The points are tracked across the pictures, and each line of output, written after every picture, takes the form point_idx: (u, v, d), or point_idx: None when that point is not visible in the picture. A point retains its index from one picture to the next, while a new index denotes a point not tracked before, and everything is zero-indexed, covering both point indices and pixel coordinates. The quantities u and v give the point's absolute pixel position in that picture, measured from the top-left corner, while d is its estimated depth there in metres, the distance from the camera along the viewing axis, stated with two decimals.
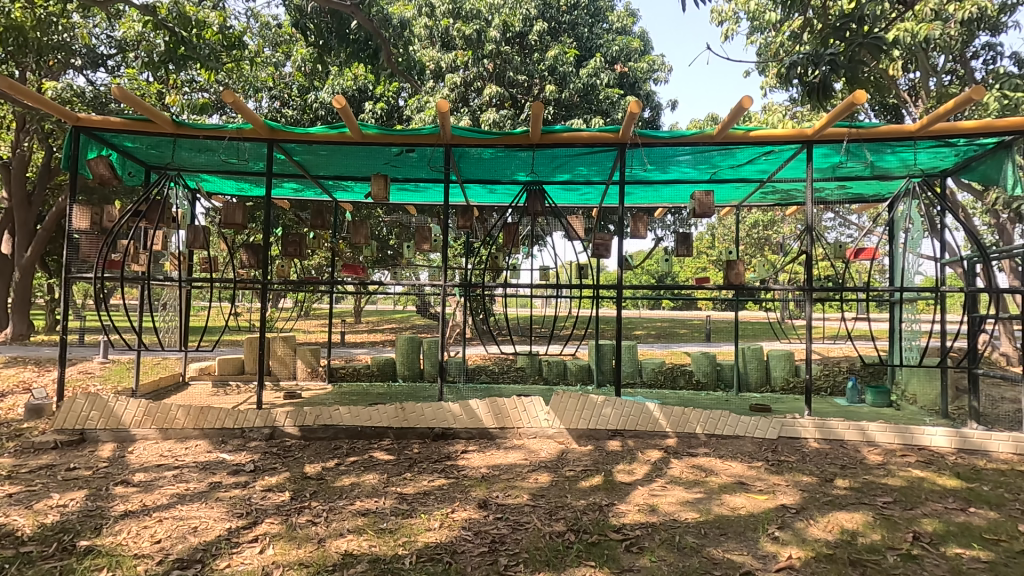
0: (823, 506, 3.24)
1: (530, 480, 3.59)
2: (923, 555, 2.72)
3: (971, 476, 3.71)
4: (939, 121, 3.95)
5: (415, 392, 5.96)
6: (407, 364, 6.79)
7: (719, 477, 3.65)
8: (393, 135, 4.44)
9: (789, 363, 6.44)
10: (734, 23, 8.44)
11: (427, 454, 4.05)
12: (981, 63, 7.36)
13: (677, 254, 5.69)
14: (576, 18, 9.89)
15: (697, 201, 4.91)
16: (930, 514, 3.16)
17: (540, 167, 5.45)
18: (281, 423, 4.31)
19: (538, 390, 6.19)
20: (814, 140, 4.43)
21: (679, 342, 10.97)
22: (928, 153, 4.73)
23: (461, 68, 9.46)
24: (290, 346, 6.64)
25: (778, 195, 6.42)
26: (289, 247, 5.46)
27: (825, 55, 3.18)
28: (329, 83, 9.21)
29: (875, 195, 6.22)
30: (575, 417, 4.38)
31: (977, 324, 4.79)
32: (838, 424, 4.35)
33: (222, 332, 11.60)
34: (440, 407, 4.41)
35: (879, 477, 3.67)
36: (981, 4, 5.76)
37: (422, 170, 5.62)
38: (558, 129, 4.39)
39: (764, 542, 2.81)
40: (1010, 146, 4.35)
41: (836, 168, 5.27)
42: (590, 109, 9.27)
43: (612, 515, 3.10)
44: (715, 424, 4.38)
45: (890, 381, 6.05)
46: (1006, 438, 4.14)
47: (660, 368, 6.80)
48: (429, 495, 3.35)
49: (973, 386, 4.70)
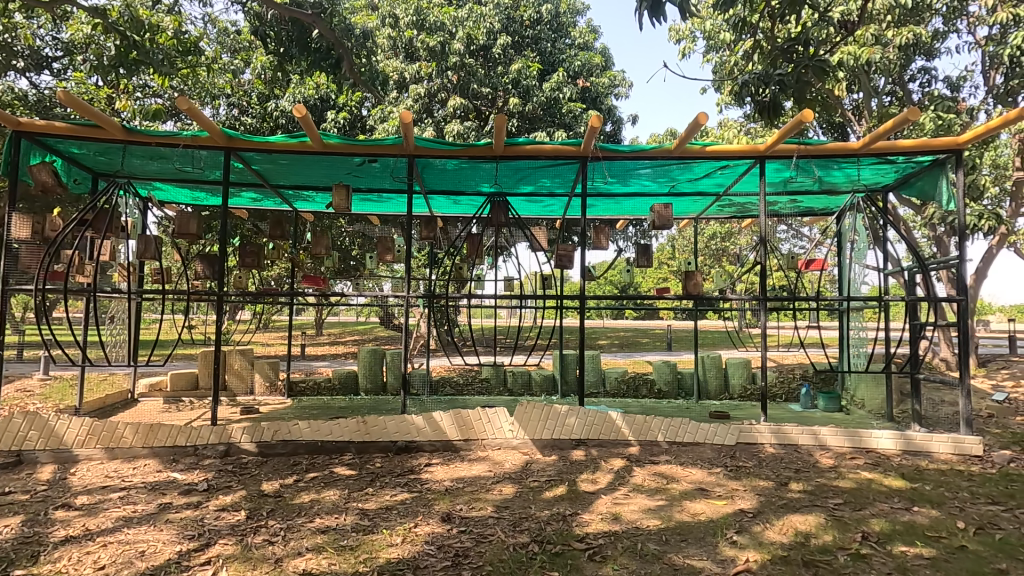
0: (778, 509, 3.34)
1: (494, 492, 3.58)
2: (871, 554, 2.83)
3: (915, 476, 3.89)
4: (880, 140, 4.17)
5: (377, 405, 5.82)
6: (369, 377, 6.67)
7: (680, 484, 3.71)
8: (355, 145, 4.40)
9: (746, 371, 6.59)
10: (691, 42, 8.70)
11: (390, 468, 3.99)
12: (919, 86, 7.80)
13: (638, 265, 5.79)
14: (539, 33, 10.08)
15: (656, 214, 5.02)
16: (878, 513, 3.29)
17: (503, 179, 5.49)
18: (237, 440, 4.18)
19: (502, 401, 6.13)
20: (766, 156, 4.63)
21: (643, 351, 11.16)
22: (871, 170, 4.98)
23: (425, 79, 9.43)
24: (248, 360, 6.43)
25: (734, 208, 6.64)
26: (247, 258, 5.31)
27: (773, 76, 3.30)
28: (289, 91, 9.03)
29: (824, 209, 6.51)
30: (539, 427, 4.42)
31: (917, 331, 4.98)
32: (792, 429, 4.50)
33: (174, 346, 11.12)
34: (403, 420, 4.36)
35: (831, 480, 3.81)
36: (916, 31, 6.15)
37: (385, 180, 5.57)
38: (521, 141, 4.44)
39: (723, 547, 2.88)
40: (943, 164, 4.63)
41: (788, 183, 5.49)
42: (553, 122, 9.42)
43: (576, 525, 3.11)
44: (675, 431, 4.49)
45: (840, 387, 6.25)
46: (945, 439, 4.36)
47: (623, 377, 6.85)
48: (392, 510, 3.30)
49: (916, 390, 4.93)
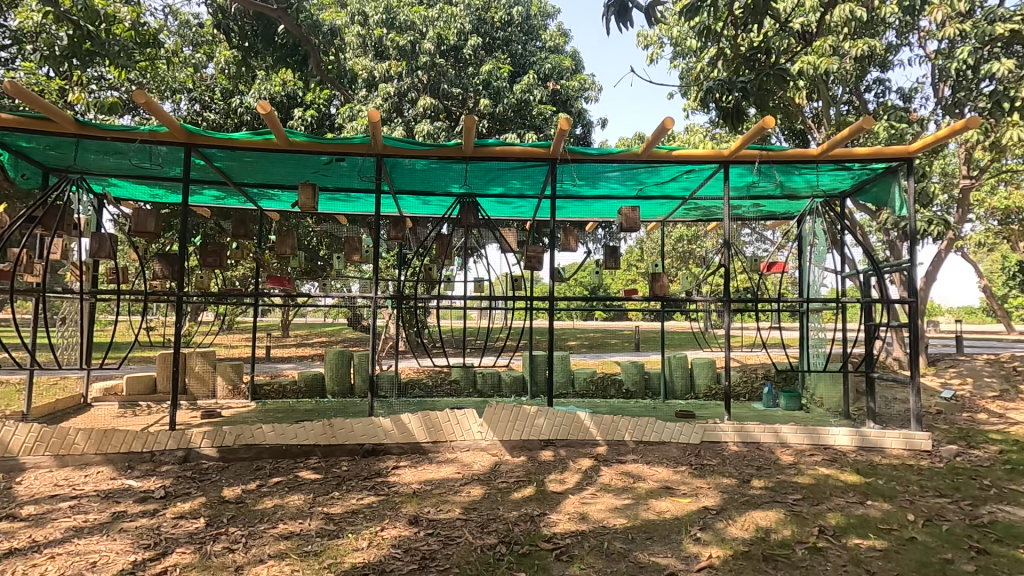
0: (741, 506, 3.42)
1: (462, 494, 3.56)
2: (828, 547, 2.92)
3: (869, 471, 4.05)
4: (838, 147, 4.32)
5: (344, 408, 5.73)
6: (337, 379, 6.55)
7: (646, 483, 3.77)
8: (322, 143, 4.33)
9: (711, 371, 6.72)
10: (658, 47, 8.84)
11: (356, 471, 3.93)
12: (874, 96, 8.12)
13: (606, 267, 5.85)
14: (510, 35, 10.13)
15: (623, 216, 5.09)
16: (834, 508, 3.41)
17: (473, 180, 5.48)
18: (197, 445, 4.06)
19: (471, 402, 6.10)
20: (730, 161, 4.74)
21: (611, 352, 11.29)
22: (829, 176, 5.15)
23: (395, 78, 9.33)
24: (210, 362, 6.23)
25: (700, 211, 6.79)
26: (208, 257, 5.16)
27: (737, 83, 3.37)
28: (254, 87, 8.83)
29: (785, 213, 6.71)
30: (508, 428, 4.42)
31: (873, 332, 5.18)
32: (754, 427, 4.62)
33: (131, 348, 10.71)
34: (370, 423, 4.31)
35: (791, 476, 3.92)
36: (871, 43, 6.38)
37: (353, 180, 5.50)
38: (491, 143, 4.44)
39: (687, 544, 2.93)
40: (896, 172, 4.82)
41: (751, 188, 5.64)
42: (523, 124, 9.46)
43: (543, 525, 3.13)
44: (642, 431, 4.56)
45: (800, 386, 6.44)
46: (897, 435, 4.55)
47: (592, 378, 6.91)
48: (358, 514, 3.25)
49: (870, 388, 5.12)
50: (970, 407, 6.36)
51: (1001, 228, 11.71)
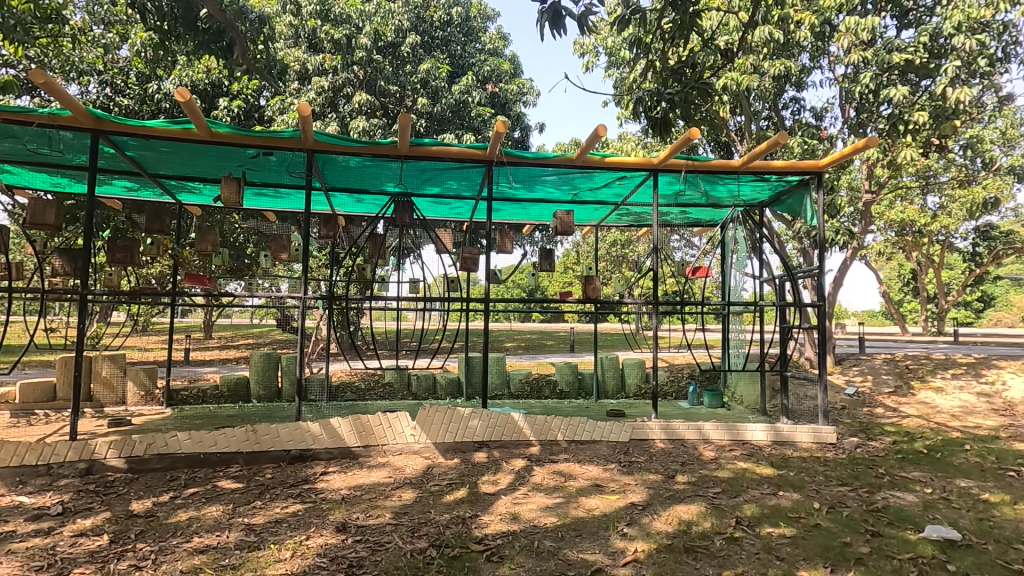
0: (665, 501, 3.56)
1: (393, 498, 3.50)
2: (743, 536, 3.10)
3: (781, 463, 4.33)
4: (756, 159, 4.60)
5: (270, 413, 5.47)
6: (263, 384, 6.26)
7: (577, 481, 3.85)
8: (247, 135, 4.13)
9: (641, 371, 6.96)
10: (594, 56, 9.08)
11: (281, 479, 3.77)
12: (790, 113, 8.70)
13: (541, 269, 5.94)
14: (449, 35, 10.08)
15: (558, 220, 5.18)
16: (750, 499, 3.62)
17: (409, 179, 5.40)
18: (101, 456, 3.75)
19: (405, 405, 5.99)
20: (659, 169, 4.94)
21: (547, 354, 11.44)
22: (749, 187, 5.48)
23: (329, 72, 9.04)
24: (119, 367, 5.76)
25: (632, 217, 7.02)
26: (117, 254, 4.79)
27: (665, 93, 3.51)
28: (174, 73, 8.28)
29: (710, 220, 7.07)
30: (441, 430, 4.38)
31: (787, 333, 5.54)
32: (679, 425, 4.83)
33: (26, 352, 9.74)
34: (296, 428, 4.14)
35: (712, 471, 4.13)
36: (787, 64, 6.82)
37: (282, 175, 5.27)
38: (427, 142, 4.39)
39: (614, 539, 3.02)
40: (808, 184, 5.19)
41: (678, 196, 5.90)
42: (462, 125, 9.45)
43: (475, 527, 3.12)
44: (574, 430, 4.67)
45: (722, 385, 6.79)
46: (807, 430, 4.89)
47: (527, 379, 6.97)
48: (281, 523, 3.12)
49: (784, 386, 5.48)
50: (870, 403, 6.94)
51: (897, 240, 12.84)
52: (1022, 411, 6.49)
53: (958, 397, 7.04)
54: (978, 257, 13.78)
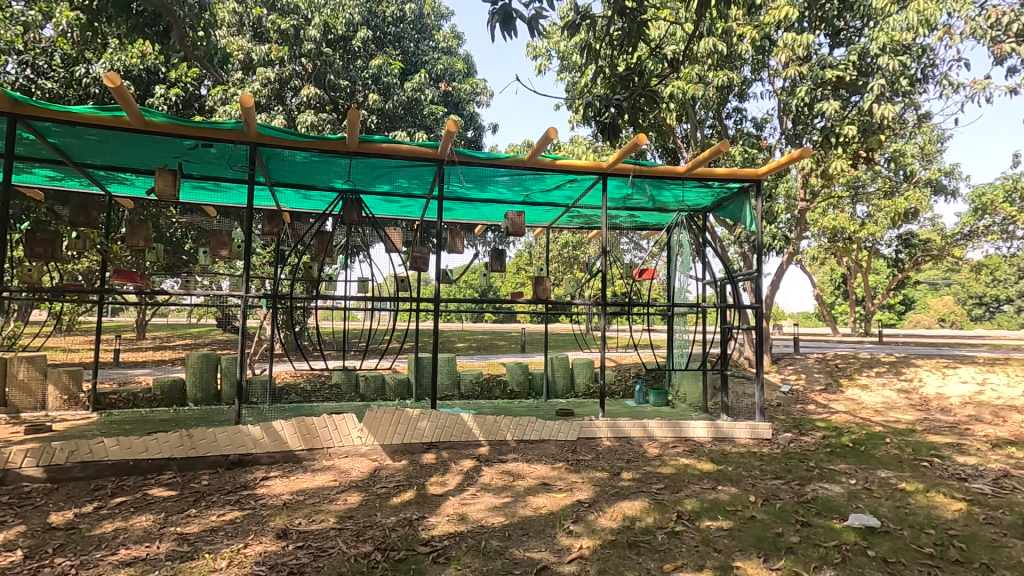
0: (611, 497, 3.63)
1: (338, 502, 3.41)
2: (684, 530, 3.21)
3: (721, 459, 4.50)
4: (700, 166, 4.77)
5: (208, 416, 5.22)
6: (200, 386, 5.98)
7: (525, 481, 3.88)
8: (185, 126, 3.94)
9: (590, 370, 7.08)
10: (546, 59, 9.17)
11: (219, 485, 3.61)
12: (732, 123, 9.07)
13: (492, 269, 5.94)
14: (402, 31, 9.93)
15: (509, 221, 5.21)
16: (691, 494, 3.75)
17: (358, 176, 5.29)
18: (17, 465, 3.48)
19: (352, 407, 5.86)
20: (608, 173, 5.04)
21: (498, 354, 11.47)
22: (693, 192, 5.67)
23: (275, 63, 8.73)
24: (39, 369, 5.36)
25: (582, 219, 7.12)
26: (37, 247, 4.46)
27: (613, 99, 3.59)
28: (105, 56, 7.81)
29: (657, 224, 7.27)
30: (389, 432, 4.31)
31: (728, 334, 5.77)
32: (625, 423, 4.95)
33: None
34: (236, 432, 3.98)
35: (656, 467, 4.25)
36: (730, 75, 7.10)
37: (223, 168, 5.06)
38: (377, 139, 4.31)
39: (560, 537, 3.06)
40: (747, 191, 5.43)
41: (626, 199, 6.04)
42: (414, 123, 9.38)
43: (422, 529, 3.09)
44: (523, 429, 4.70)
45: (667, 383, 7.00)
46: (745, 426, 5.11)
47: (477, 379, 6.96)
48: (217, 532, 2.99)
49: (724, 385, 5.70)
50: (802, 400, 7.33)
51: (829, 246, 13.61)
52: (936, 406, 7.02)
53: (881, 394, 7.54)
54: (899, 263, 14.80)
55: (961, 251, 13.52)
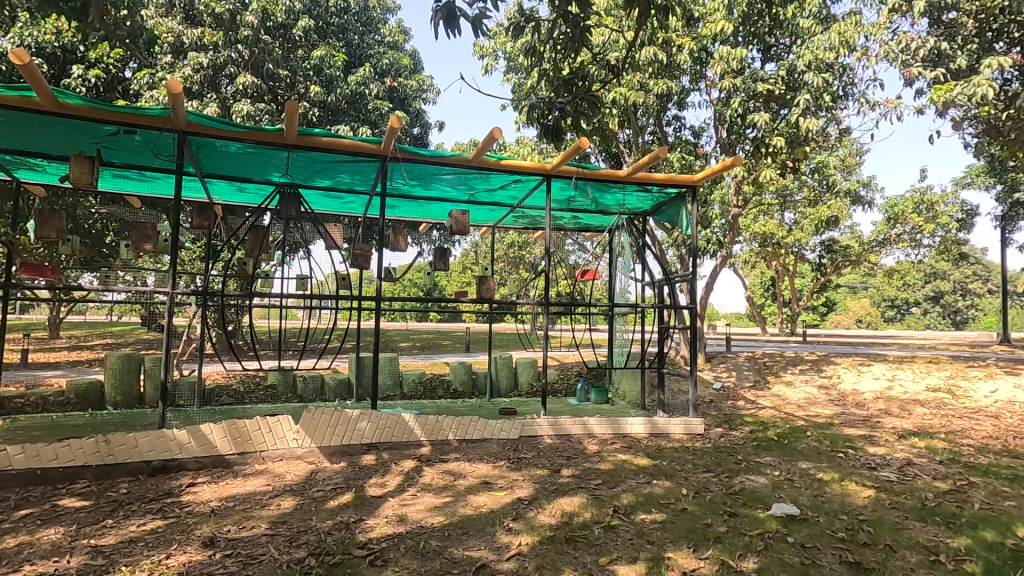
0: (550, 494, 3.69)
1: (270, 508, 3.29)
2: (619, 523, 3.30)
3: (656, 454, 4.67)
4: (640, 171, 4.91)
5: (128, 420, 4.90)
6: (120, 388, 5.61)
7: (466, 480, 3.88)
8: (105, 110, 3.68)
9: (533, 369, 7.16)
10: (493, 59, 9.18)
11: (139, 494, 3.40)
12: (672, 130, 9.40)
13: (436, 268, 5.88)
14: (346, 23, 9.58)
15: (454, 219, 5.18)
16: (628, 488, 3.87)
17: (296, 170, 5.12)
18: None
19: (288, 408, 5.66)
20: (552, 174, 5.11)
21: (443, 353, 11.40)
22: (634, 196, 5.84)
23: (209, 48, 8.31)
24: None
25: (527, 220, 7.19)
26: None
27: (556, 103, 3.63)
28: (14, 30, 7.21)
29: (599, 226, 7.44)
30: (327, 434, 4.20)
31: (665, 333, 5.97)
32: (566, 420, 5.04)
33: None
34: (159, 437, 3.76)
35: (594, 463, 4.35)
36: (670, 84, 7.37)
37: (148, 157, 4.76)
38: (317, 132, 4.19)
39: (500, 535, 3.08)
40: (684, 196, 5.64)
41: (570, 201, 6.15)
42: (358, 117, 9.22)
43: (359, 532, 3.03)
44: (465, 429, 4.70)
45: (608, 382, 7.18)
46: (679, 422, 5.32)
47: (420, 379, 6.89)
48: (137, 543, 2.81)
49: (661, 382, 5.90)
50: (733, 396, 7.70)
51: (760, 251, 14.36)
52: (851, 401, 7.55)
53: (803, 390, 8.04)
54: (823, 267, 15.80)
55: (876, 257, 14.57)
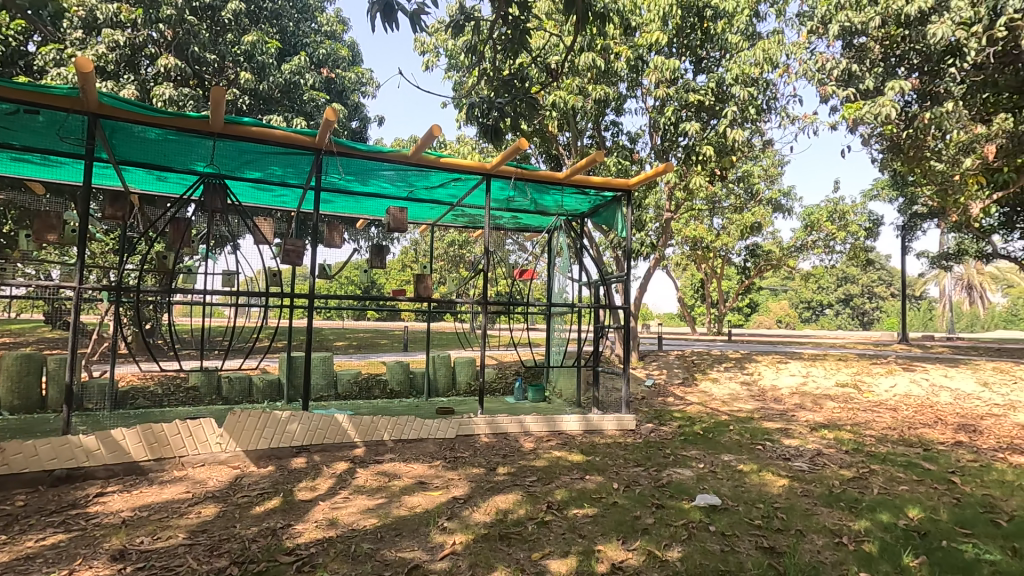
0: (485, 492, 3.71)
1: (189, 516, 3.12)
2: (552, 519, 3.36)
3: (590, 450, 4.79)
4: (577, 173, 5.02)
5: (27, 427, 4.48)
6: (18, 392, 5.13)
7: (401, 480, 3.82)
8: (2, 86, 3.36)
9: (472, 368, 7.15)
10: (434, 56, 9.09)
11: (38, 506, 3.13)
12: (609, 135, 9.67)
13: (373, 266, 5.74)
14: (280, 9, 9.17)
15: (391, 216, 5.08)
16: (562, 484, 3.95)
17: (223, 160, 4.86)
18: None
19: (212, 411, 5.36)
20: (492, 174, 5.13)
21: (380, 353, 11.17)
22: (572, 198, 5.96)
23: (127, 26, 7.75)
24: None
25: (467, 218, 7.17)
26: None
27: (496, 103, 3.65)
28: None
29: (538, 227, 7.53)
30: (254, 437, 4.05)
31: (600, 333, 6.13)
32: (502, 419, 5.07)
33: None
34: (63, 444, 3.48)
35: (530, 460, 4.41)
36: (607, 90, 7.57)
37: (54, 140, 4.38)
38: (246, 121, 4.00)
39: (434, 535, 3.06)
40: (620, 199, 5.81)
41: (509, 201, 6.19)
42: (292, 108, 8.91)
43: (286, 538, 2.92)
44: (400, 429, 4.64)
45: (545, 380, 7.29)
46: (612, 419, 5.48)
47: (356, 378, 6.73)
48: (34, 560, 2.58)
49: (596, 380, 6.06)
50: (664, 393, 8.02)
51: (690, 254, 15.02)
52: (770, 397, 8.04)
53: (728, 386, 8.49)
54: (747, 271, 16.72)
55: (794, 262, 15.57)
